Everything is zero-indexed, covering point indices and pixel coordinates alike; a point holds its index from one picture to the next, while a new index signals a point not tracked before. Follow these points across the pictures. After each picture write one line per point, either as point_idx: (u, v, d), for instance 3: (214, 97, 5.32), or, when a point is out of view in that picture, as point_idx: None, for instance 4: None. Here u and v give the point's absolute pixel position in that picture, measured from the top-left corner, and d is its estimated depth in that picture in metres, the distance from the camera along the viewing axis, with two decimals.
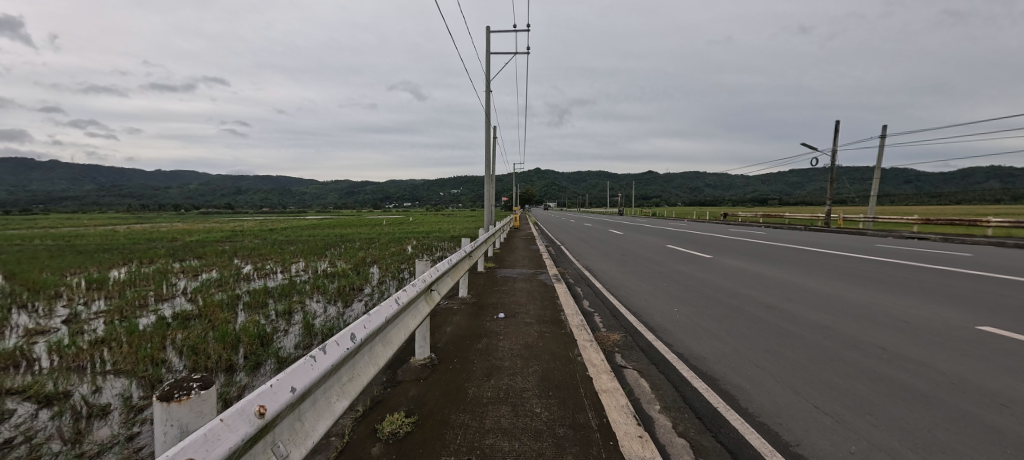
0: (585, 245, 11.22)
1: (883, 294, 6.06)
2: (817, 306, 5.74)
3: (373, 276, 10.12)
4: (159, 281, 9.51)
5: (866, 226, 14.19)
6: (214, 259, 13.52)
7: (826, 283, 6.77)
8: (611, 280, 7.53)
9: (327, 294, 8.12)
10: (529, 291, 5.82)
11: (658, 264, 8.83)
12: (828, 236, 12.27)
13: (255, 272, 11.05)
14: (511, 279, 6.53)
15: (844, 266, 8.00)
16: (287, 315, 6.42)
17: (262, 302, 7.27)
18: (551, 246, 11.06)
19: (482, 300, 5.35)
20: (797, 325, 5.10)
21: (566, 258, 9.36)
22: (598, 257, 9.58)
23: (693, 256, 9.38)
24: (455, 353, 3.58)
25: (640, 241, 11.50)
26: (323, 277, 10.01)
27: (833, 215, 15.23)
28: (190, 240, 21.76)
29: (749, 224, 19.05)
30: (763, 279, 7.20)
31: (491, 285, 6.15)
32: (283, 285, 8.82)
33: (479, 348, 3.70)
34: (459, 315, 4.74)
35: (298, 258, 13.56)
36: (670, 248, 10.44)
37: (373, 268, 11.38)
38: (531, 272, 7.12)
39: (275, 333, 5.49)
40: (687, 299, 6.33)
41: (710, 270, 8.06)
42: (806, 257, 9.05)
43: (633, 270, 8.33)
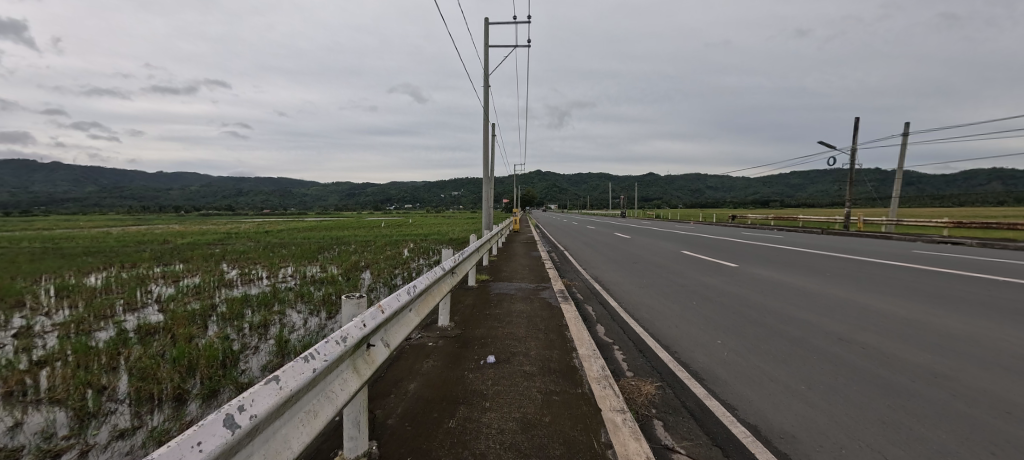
0: (593, 253, 10.26)
1: (952, 316, 5.28)
2: (907, 343, 4.50)
3: (363, 283, 9.49)
4: (133, 288, 8.88)
5: (890, 229, 13.47)
6: (200, 263, 12.93)
7: (878, 302, 6.07)
8: (627, 299, 6.55)
9: (311, 304, 7.47)
10: (526, 322, 4.82)
11: (680, 279, 7.79)
12: (846, 240, 11.65)
13: (238, 278, 10.41)
14: (507, 300, 5.75)
15: (869, 278, 7.43)
16: (262, 329, 5.80)
17: (237, 313, 6.63)
18: (553, 255, 10.14)
19: (465, 335, 4.35)
20: (883, 365, 3.91)
21: (573, 271, 8.40)
22: (608, 270, 8.58)
23: (716, 269, 8.39)
24: (408, 441, 2.32)
25: (654, 249, 10.54)
26: (309, 284, 9.38)
27: (849, 218, 14.57)
28: (182, 242, 21.30)
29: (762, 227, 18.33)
30: (816, 304, 6.10)
31: (480, 309, 5.32)
32: (265, 293, 8.19)
33: (448, 430, 2.48)
34: (433, 361, 3.66)
35: (288, 263, 12.94)
36: (687, 258, 9.51)
37: (365, 274, 10.73)
38: (527, 292, 6.20)
39: (243, 352, 4.89)
40: (732, 327, 5.21)
41: (744, 289, 7.01)
42: (832, 266, 8.35)
43: (650, 286, 7.34)
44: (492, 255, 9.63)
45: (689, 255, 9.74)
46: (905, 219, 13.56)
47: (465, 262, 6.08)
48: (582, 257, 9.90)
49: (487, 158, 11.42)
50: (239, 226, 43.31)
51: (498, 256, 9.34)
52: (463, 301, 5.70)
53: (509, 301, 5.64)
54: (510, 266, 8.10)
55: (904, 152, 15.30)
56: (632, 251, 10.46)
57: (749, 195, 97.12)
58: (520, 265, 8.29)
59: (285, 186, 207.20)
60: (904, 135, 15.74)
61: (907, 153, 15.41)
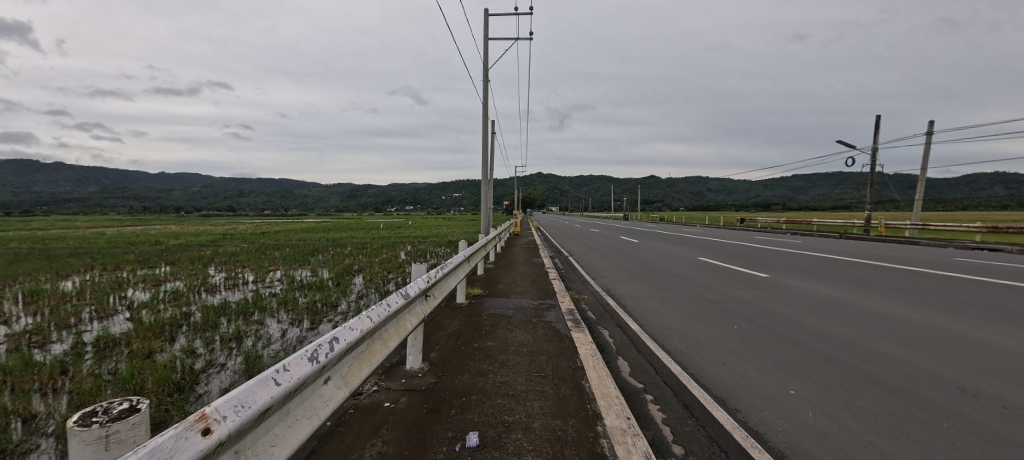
0: (606, 265, 8.94)
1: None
2: None
3: (353, 289, 8.89)
4: (107, 294, 8.32)
5: (912, 234, 12.83)
6: (186, 266, 12.41)
7: (973, 324, 4.47)
8: (649, 319, 5.01)
9: (293, 312, 6.88)
10: (527, 359, 3.49)
11: (714, 294, 6.24)
12: (868, 246, 10.97)
13: (222, 282, 9.84)
14: (505, 322, 4.52)
15: (898, 281, 6.75)
16: (234, 342, 5.22)
17: (212, 323, 6.09)
18: (559, 265, 8.94)
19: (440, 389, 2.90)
20: None
21: (582, 285, 7.08)
22: (624, 284, 7.12)
23: (755, 283, 6.86)
24: None
25: (674, 261, 9.18)
26: (295, 290, 8.80)
27: (870, 221, 13.86)
28: (175, 243, 20.79)
29: (774, 231, 17.70)
30: (881, 318, 4.76)
31: (471, 337, 4.06)
32: (247, 300, 7.61)
33: None
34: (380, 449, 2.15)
35: (277, 266, 12.38)
36: (715, 270, 8.14)
37: (356, 279, 10.16)
38: (528, 312, 4.96)
39: (206, 371, 4.31)
40: (786, 351, 3.80)
41: (782, 300, 5.67)
42: (861, 272, 7.72)
43: (677, 302, 5.80)
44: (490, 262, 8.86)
45: (716, 268, 8.38)
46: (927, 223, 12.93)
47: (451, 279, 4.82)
48: (592, 267, 8.67)
49: (486, 159, 10.83)
50: (237, 226, 42.93)
51: (495, 263, 8.59)
52: (444, 324, 4.50)
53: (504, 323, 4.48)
54: (509, 275, 7.38)
55: (927, 153, 14.56)
56: (651, 263, 9.08)
57: (752, 197, 96.44)
58: (519, 274, 7.41)
59: (286, 188, 207.03)
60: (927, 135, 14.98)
61: (929, 155, 14.66)
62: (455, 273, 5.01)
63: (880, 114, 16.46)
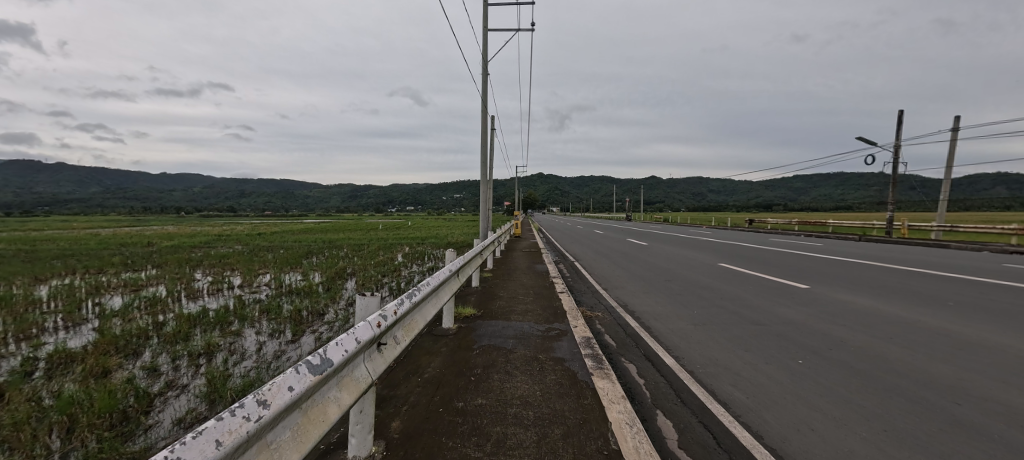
0: (619, 275, 8.03)
1: None
2: None
3: (344, 294, 8.33)
4: (79, 300, 7.80)
5: (936, 237, 12.22)
6: (173, 269, 11.90)
7: None
8: (679, 343, 4.08)
9: (275, 320, 6.34)
10: (535, 433, 2.38)
11: (749, 309, 5.30)
12: (890, 251, 10.39)
13: (205, 287, 9.27)
14: (500, 365, 3.38)
15: (933, 291, 6.16)
16: (202, 358, 4.69)
17: (183, 334, 5.57)
18: (567, 274, 8.06)
19: None
20: None
21: (594, 300, 6.13)
22: (643, 298, 6.19)
23: (795, 297, 5.92)
24: None
25: (694, 271, 8.26)
26: (281, 295, 8.26)
27: (891, 222, 13.24)
28: (167, 245, 20.28)
29: (787, 233, 17.10)
30: (991, 351, 3.67)
31: (454, 392, 2.91)
32: (227, 307, 7.06)
33: None
34: None
35: (267, 269, 11.85)
36: (743, 281, 7.23)
37: (348, 283, 9.63)
38: (533, 343, 3.87)
39: (162, 394, 3.78)
40: (891, 406, 2.74)
41: (846, 324, 4.60)
42: (893, 279, 7.14)
43: (707, 319, 4.88)
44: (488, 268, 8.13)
45: (745, 280, 7.43)
46: (953, 225, 12.31)
47: (424, 309, 3.75)
48: (603, 277, 7.87)
49: (486, 160, 10.29)
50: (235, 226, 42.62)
51: (493, 269, 7.85)
52: (424, 358, 3.50)
53: (499, 361, 3.44)
54: (510, 283, 6.64)
55: (949, 152, 13.94)
56: (669, 273, 8.16)
57: (754, 198, 95.81)
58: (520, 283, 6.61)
59: (287, 188, 206.80)
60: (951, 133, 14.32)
61: (954, 153, 14.01)
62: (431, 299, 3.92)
63: (900, 111, 15.77)
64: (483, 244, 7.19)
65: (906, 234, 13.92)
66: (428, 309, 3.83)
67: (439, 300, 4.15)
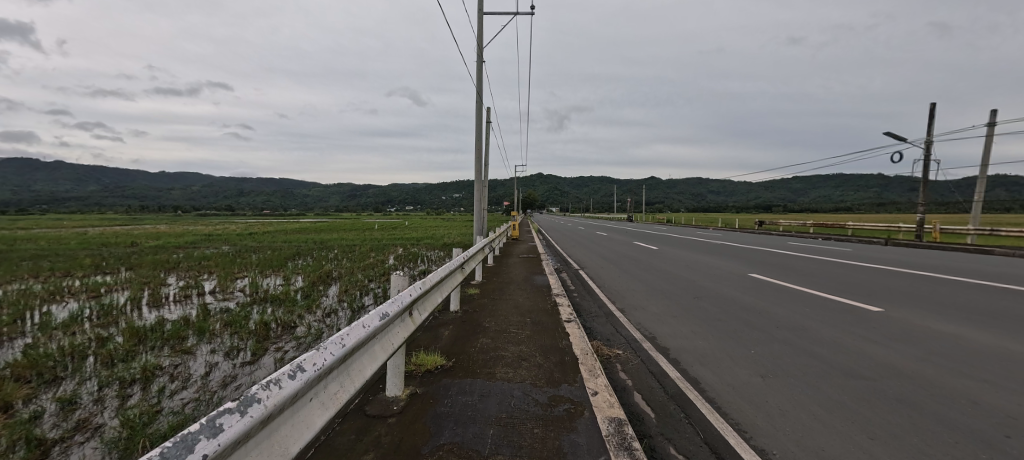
0: (638, 292, 6.69)
1: None
2: None
3: (323, 304, 7.47)
4: (27, 308, 6.99)
5: (973, 241, 11.42)
6: (145, 272, 11.06)
7: None
8: (749, 413, 2.72)
9: (236, 335, 5.53)
10: None
11: (828, 349, 3.91)
12: (924, 257, 9.60)
13: (172, 294, 8.41)
14: None
15: (1007, 307, 5.21)
16: (130, 389, 3.88)
17: (123, 354, 4.76)
18: (574, 291, 6.83)
19: None
20: None
21: (608, 327, 4.79)
22: (673, 325, 4.83)
23: (876, 327, 4.53)
24: None
25: (725, 286, 6.94)
26: (253, 303, 7.43)
27: (923, 225, 12.42)
28: (151, 246, 19.45)
29: (805, 235, 16.28)
30: None
31: None
32: (187, 318, 6.27)
33: None
34: None
35: (246, 272, 11.00)
36: (791, 298, 5.90)
37: (330, 289, 8.79)
38: (529, 433, 2.32)
39: (59, 443, 2.98)
40: None
41: (980, 374, 3.28)
42: (947, 289, 6.30)
43: (777, 367, 3.50)
44: (477, 282, 7.00)
45: (792, 295, 6.08)
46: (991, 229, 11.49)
47: (283, 433, 1.61)
48: (616, 292, 6.72)
49: (480, 158, 9.54)
50: (231, 226, 41.84)
51: (486, 281, 7.00)
52: None
53: None
54: (501, 304, 5.40)
55: (984, 151, 13.11)
56: (697, 288, 6.83)
57: (755, 199, 95.06)
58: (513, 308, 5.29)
59: (285, 187, 205.65)
60: (988, 129, 13.43)
61: (986, 153, 13.14)
62: (308, 403, 1.80)
63: (931, 105, 14.84)
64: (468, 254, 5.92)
65: (938, 238, 13.08)
66: (305, 425, 1.74)
67: (345, 384, 2.15)
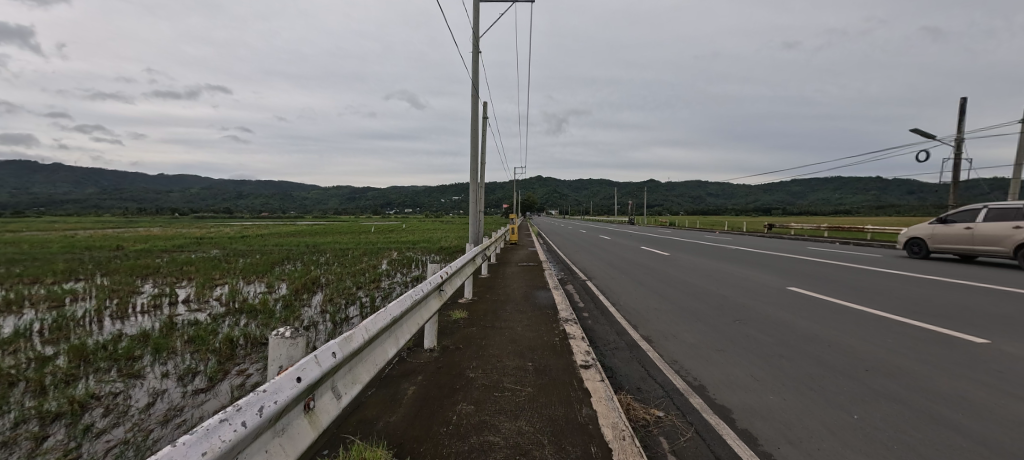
0: (667, 314, 5.88)
1: None
2: None
3: (302, 315, 6.81)
4: None
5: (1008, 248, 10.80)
6: (119, 278, 10.41)
7: None
8: None
9: (196, 354, 4.90)
10: None
11: (936, 404, 3.09)
12: (957, 266, 8.98)
13: (143, 303, 7.78)
14: None
15: None
16: (50, 428, 3.25)
17: (56, 379, 4.11)
18: (584, 312, 6.08)
19: None
20: None
21: (640, 370, 3.99)
22: (724, 366, 4.03)
23: (998, 373, 3.60)
24: None
25: (767, 306, 6.09)
26: (227, 314, 6.80)
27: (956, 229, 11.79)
28: (136, 249, 18.74)
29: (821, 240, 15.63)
30: None
31: None
32: (149, 332, 5.67)
33: None
34: None
35: (228, 278, 10.35)
36: (853, 326, 5.03)
37: (314, 298, 8.14)
38: None
39: None
40: None
41: None
42: (1001, 307, 5.66)
43: (898, 443, 2.59)
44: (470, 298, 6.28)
45: (854, 321, 5.20)
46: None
47: None
48: (638, 314, 5.93)
49: (477, 161, 8.93)
50: (226, 228, 41.26)
51: (479, 300, 6.27)
52: None
53: None
54: (494, 339, 4.50)
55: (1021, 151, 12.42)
56: (736, 309, 6.00)
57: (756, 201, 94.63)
58: (508, 348, 4.29)
59: (283, 189, 204.87)
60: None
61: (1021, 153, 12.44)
62: None
63: (964, 101, 14.10)
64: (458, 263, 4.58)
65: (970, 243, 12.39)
66: None
67: None
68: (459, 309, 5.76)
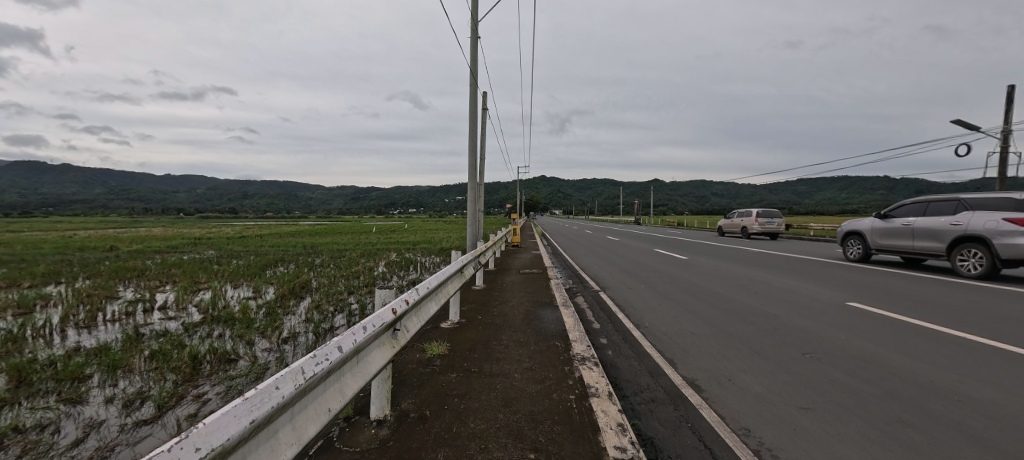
0: (710, 345, 4.42)
1: None
2: None
3: (283, 324, 6.20)
4: None
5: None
6: (99, 281, 9.86)
7: None
8: None
9: (149, 375, 4.27)
10: None
11: None
12: (1003, 269, 8.28)
13: (116, 310, 7.21)
14: None
15: None
16: None
17: None
18: (601, 339, 4.65)
19: None
20: None
21: (697, 447, 2.47)
22: (826, 439, 2.54)
23: None
24: None
25: (840, 336, 4.62)
26: (202, 324, 6.21)
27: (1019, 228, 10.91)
28: (130, 250, 18.23)
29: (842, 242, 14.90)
30: None
31: None
32: (109, 346, 5.09)
33: None
34: None
35: (212, 282, 9.74)
36: (986, 371, 3.56)
37: (300, 305, 7.53)
38: None
39: None
40: None
41: None
42: None
43: None
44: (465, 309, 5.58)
45: (974, 363, 3.76)
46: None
47: None
48: (672, 345, 4.45)
49: (475, 158, 8.34)
50: (227, 229, 40.93)
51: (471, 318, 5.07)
52: None
53: None
54: (480, 399, 2.89)
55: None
56: (799, 338, 4.55)
57: None
58: (494, 422, 2.54)
59: (287, 189, 205.27)
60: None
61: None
62: None
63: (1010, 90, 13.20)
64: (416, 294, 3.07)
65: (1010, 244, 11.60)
66: None
67: None
68: (441, 336, 4.33)
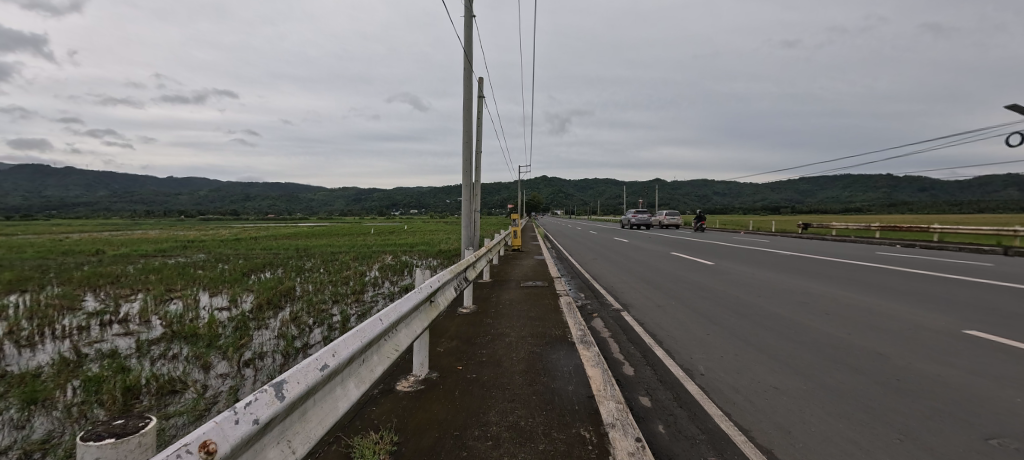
0: (815, 415, 3.01)
1: None
2: None
3: (251, 341, 5.44)
4: None
5: None
6: (65, 288, 9.13)
7: None
8: None
9: (66, 413, 3.48)
10: None
11: None
12: None
13: (71, 323, 6.48)
14: None
15: None
16: None
17: None
18: (648, 403, 3.25)
19: None
20: None
21: None
22: None
23: None
24: None
25: (991, 393, 3.27)
26: (158, 341, 5.45)
27: None
28: (115, 254, 17.54)
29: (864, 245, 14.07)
30: None
31: None
32: (36, 371, 4.31)
33: None
34: None
35: (186, 290, 8.98)
36: None
37: (276, 316, 6.78)
38: None
39: None
40: None
41: None
42: None
43: None
44: (445, 348, 4.59)
45: None
46: None
47: None
48: (761, 416, 3.03)
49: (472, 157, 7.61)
50: (223, 229, 43.96)
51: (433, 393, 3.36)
52: None
53: None
54: None
55: None
56: (944, 402, 3.13)
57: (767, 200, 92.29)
58: None
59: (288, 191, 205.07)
60: None
61: None
62: None
63: None
64: (255, 412, 1.20)
65: None
66: None
67: None
68: (387, 420, 2.87)
